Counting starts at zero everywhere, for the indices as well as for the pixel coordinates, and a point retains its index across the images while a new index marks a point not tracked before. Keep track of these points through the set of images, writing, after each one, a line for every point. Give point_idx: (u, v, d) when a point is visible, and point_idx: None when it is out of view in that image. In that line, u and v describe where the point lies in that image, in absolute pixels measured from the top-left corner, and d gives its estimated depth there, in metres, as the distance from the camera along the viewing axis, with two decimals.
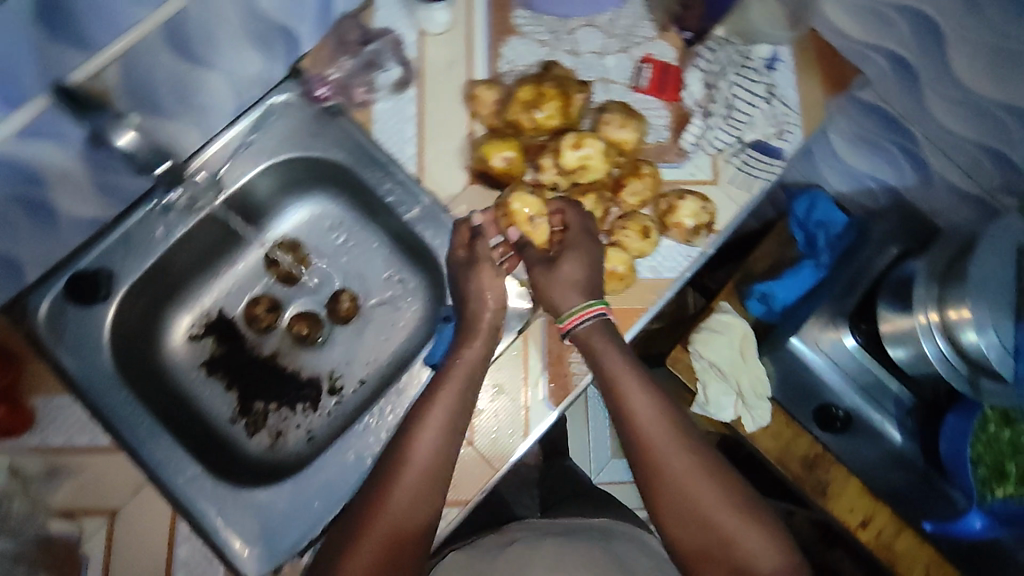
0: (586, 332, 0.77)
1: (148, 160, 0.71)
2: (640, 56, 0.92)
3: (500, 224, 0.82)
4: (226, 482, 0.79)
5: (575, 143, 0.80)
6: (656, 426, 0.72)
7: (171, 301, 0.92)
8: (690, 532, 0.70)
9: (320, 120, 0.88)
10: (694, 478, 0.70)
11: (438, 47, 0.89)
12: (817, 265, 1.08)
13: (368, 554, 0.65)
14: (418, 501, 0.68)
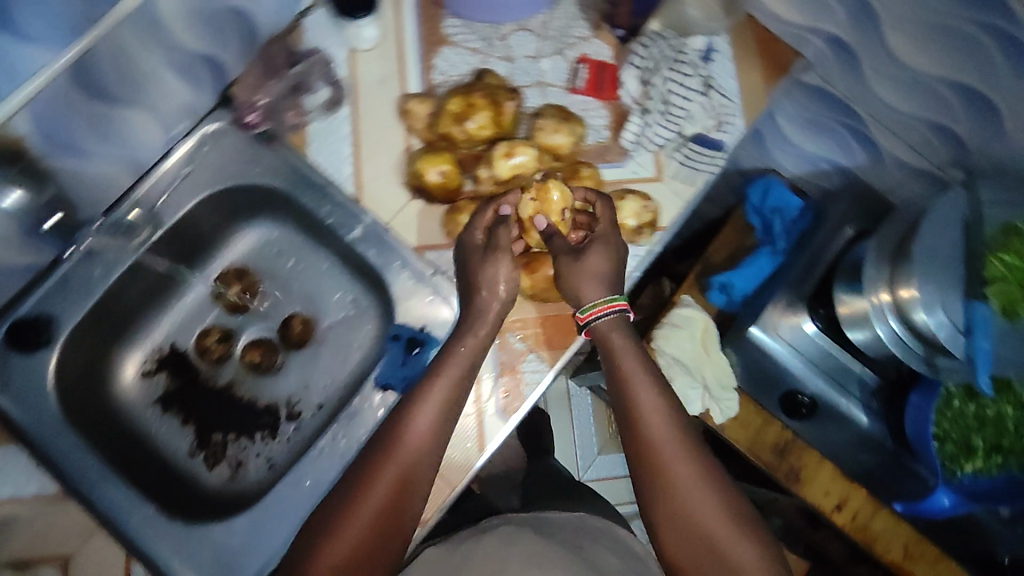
0: (606, 326, 0.77)
1: (36, 215, 0.77)
2: (575, 56, 0.91)
3: (522, 212, 0.80)
4: (181, 519, 0.80)
5: (508, 152, 0.80)
6: (660, 429, 0.73)
7: (120, 340, 0.91)
8: (681, 538, 0.71)
9: (253, 146, 0.87)
10: (694, 485, 0.72)
11: (370, 63, 0.88)
12: (774, 251, 1.08)
13: (353, 535, 0.68)
14: (404, 489, 0.70)
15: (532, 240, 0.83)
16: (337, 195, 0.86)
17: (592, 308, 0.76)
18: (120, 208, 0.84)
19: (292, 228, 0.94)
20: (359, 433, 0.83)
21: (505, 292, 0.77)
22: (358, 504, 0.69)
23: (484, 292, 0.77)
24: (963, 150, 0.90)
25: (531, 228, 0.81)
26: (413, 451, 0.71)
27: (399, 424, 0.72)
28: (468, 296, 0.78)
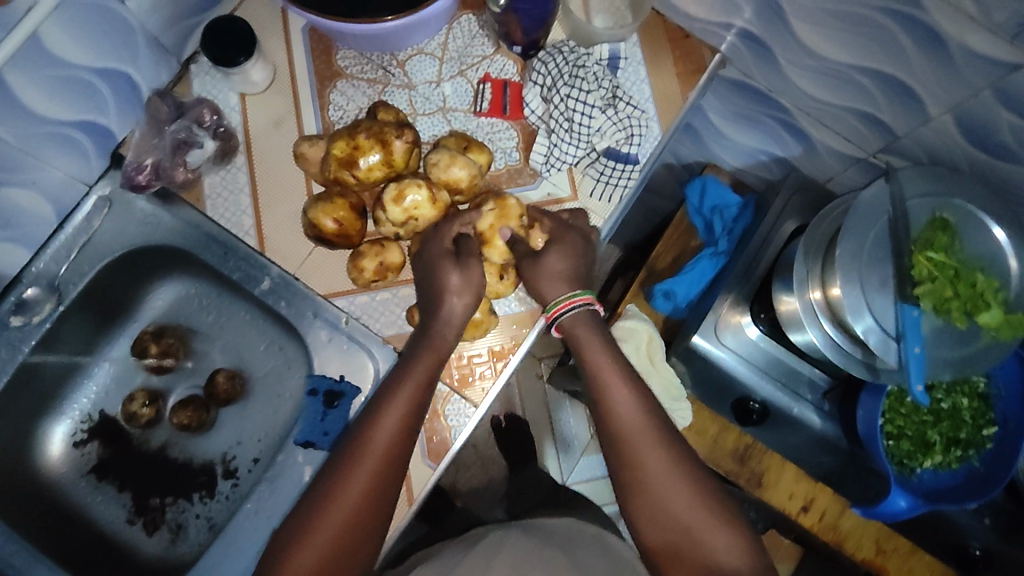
0: (569, 323, 0.76)
1: None
2: (478, 76, 0.88)
3: (482, 225, 0.78)
4: None
5: (398, 194, 0.77)
6: (633, 421, 0.71)
7: (43, 415, 0.89)
8: (658, 532, 0.69)
9: (153, 207, 0.85)
10: (671, 476, 0.69)
11: (262, 107, 0.86)
12: (716, 253, 1.04)
13: (318, 550, 0.65)
14: (373, 500, 0.67)
15: (496, 251, 0.79)
16: (240, 250, 0.84)
17: (558, 303, 0.75)
18: (17, 287, 0.81)
19: (205, 281, 0.91)
20: (285, 492, 0.80)
21: (472, 297, 0.74)
22: (325, 517, 0.66)
23: (451, 297, 0.73)
24: (892, 137, 0.85)
25: (495, 238, 0.78)
26: (381, 457, 0.68)
27: (366, 431, 0.69)
28: (434, 304, 0.74)
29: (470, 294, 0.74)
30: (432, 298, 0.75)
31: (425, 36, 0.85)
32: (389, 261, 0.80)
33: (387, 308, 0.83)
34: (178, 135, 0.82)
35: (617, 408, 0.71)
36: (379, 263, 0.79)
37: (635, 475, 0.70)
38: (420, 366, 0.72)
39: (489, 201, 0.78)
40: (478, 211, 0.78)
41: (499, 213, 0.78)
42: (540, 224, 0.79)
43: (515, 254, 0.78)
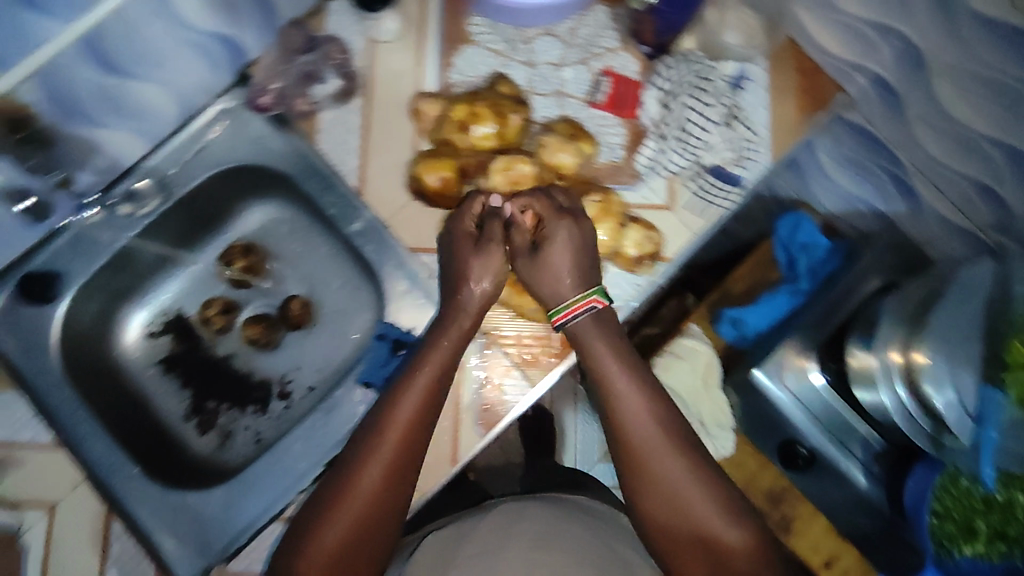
0: (583, 325, 0.73)
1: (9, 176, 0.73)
2: (599, 68, 0.88)
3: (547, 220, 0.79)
4: (159, 481, 0.80)
5: (507, 166, 0.79)
6: (645, 426, 0.67)
7: (125, 302, 0.93)
8: (687, 555, 0.64)
9: (265, 129, 0.87)
10: (691, 486, 0.65)
11: (388, 55, 0.88)
12: (794, 290, 1.03)
13: (339, 531, 0.63)
14: (395, 478, 0.65)
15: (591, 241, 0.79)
16: (343, 187, 0.86)
17: (563, 305, 0.74)
18: (131, 177, 0.86)
19: (300, 209, 0.94)
20: (339, 426, 0.82)
21: (491, 285, 0.75)
22: (342, 500, 0.64)
23: (469, 284, 0.75)
24: (1009, 215, 0.82)
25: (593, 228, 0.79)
26: (401, 432, 0.66)
27: (386, 406, 0.68)
28: (452, 292, 0.76)
29: (488, 279, 0.75)
30: (451, 285, 0.77)
31: (551, 20, 0.86)
32: None
33: None
34: (303, 67, 0.86)
35: (629, 419, 0.68)
36: None
37: (657, 484, 0.66)
38: (435, 351, 0.72)
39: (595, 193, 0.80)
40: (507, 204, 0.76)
41: (603, 205, 0.79)
42: (536, 210, 0.76)
43: (514, 240, 0.76)
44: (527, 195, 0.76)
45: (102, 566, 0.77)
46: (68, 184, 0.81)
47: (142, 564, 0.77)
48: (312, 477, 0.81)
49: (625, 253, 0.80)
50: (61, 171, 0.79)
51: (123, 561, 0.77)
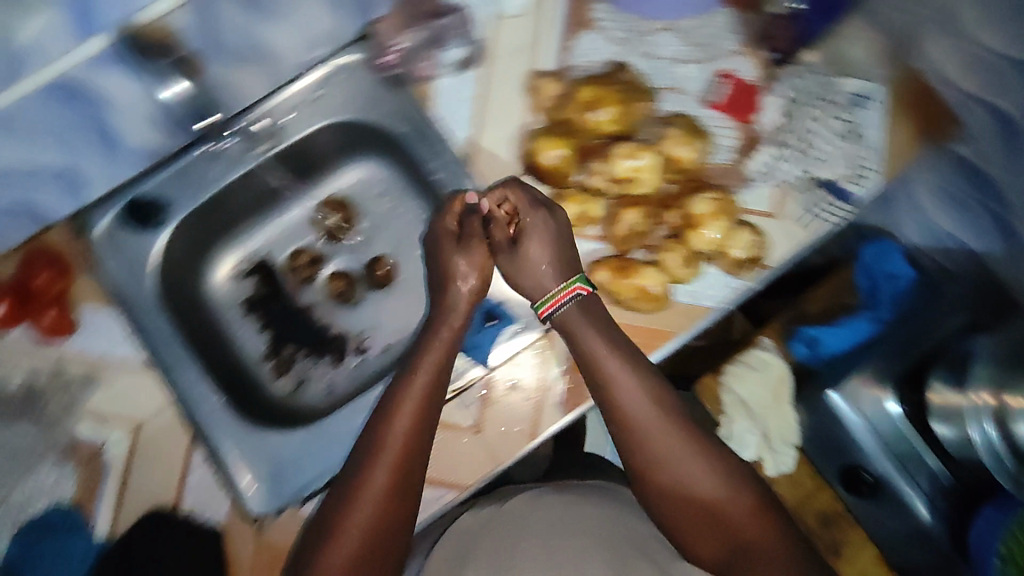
0: (572, 314, 0.74)
1: (139, 100, 0.74)
2: (718, 69, 0.87)
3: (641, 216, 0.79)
4: (244, 422, 0.81)
5: (630, 152, 0.79)
6: (646, 416, 0.70)
7: (220, 239, 0.95)
8: (700, 533, 0.68)
9: (379, 89, 0.88)
10: (694, 467, 0.68)
11: (511, 30, 0.87)
12: (877, 319, 1.01)
13: (368, 508, 0.67)
14: (411, 454, 0.69)
15: (701, 239, 0.77)
16: (449, 155, 0.86)
17: (546, 296, 0.76)
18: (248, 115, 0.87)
19: (399, 170, 0.95)
20: None
21: (477, 279, 0.78)
22: (364, 481, 0.68)
23: (457, 281, 0.79)
24: None
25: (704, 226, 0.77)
26: (410, 415, 0.70)
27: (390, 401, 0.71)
28: (441, 288, 0.80)
29: (474, 276, 0.79)
30: (439, 283, 0.80)
31: (671, 16, 0.87)
32: (589, 212, 0.80)
33: None
34: (438, 29, 0.85)
35: (631, 413, 0.70)
36: (579, 212, 0.80)
37: (663, 470, 0.69)
38: (434, 343, 0.76)
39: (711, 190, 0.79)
40: (488, 200, 0.80)
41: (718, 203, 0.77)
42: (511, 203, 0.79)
43: (493, 235, 0.80)
44: (504, 186, 0.79)
45: (181, 491, 0.78)
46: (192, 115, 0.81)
47: (218, 497, 0.78)
48: None
49: (732, 256, 0.78)
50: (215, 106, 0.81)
51: (202, 490, 0.78)
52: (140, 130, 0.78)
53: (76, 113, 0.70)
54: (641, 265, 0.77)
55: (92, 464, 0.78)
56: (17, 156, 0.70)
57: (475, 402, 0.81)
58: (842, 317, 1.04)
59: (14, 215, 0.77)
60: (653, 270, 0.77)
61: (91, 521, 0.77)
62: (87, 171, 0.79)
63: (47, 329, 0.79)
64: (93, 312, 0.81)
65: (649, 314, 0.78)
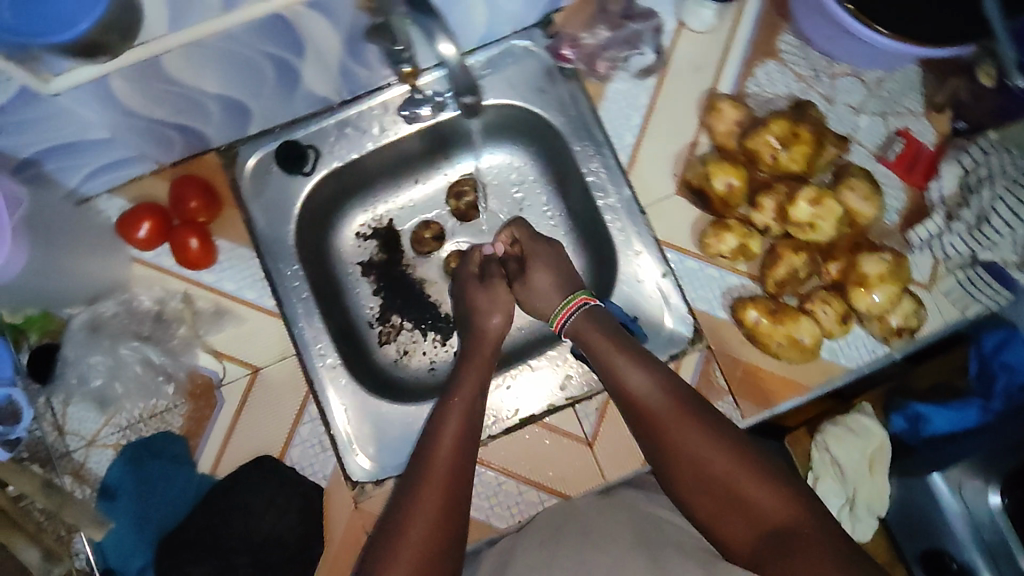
0: (581, 320, 0.75)
1: (329, 47, 0.72)
2: (896, 126, 0.84)
3: (799, 265, 0.76)
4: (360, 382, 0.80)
5: (814, 198, 0.73)
6: (650, 394, 0.67)
7: (350, 197, 0.91)
8: (725, 519, 0.60)
9: (551, 78, 0.85)
10: (700, 441, 0.63)
11: (693, 45, 0.85)
12: (984, 409, 0.76)
13: (427, 516, 0.62)
14: (461, 462, 0.66)
15: (864, 300, 0.74)
16: (609, 160, 0.84)
17: (557, 312, 0.77)
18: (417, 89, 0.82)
19: (549, 164, 0.92)
20: (541, 391, 0.81)
21: (499, 316, 0.80)
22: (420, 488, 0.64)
23: (484, 314, 0.80)
24: None
25: (874, 288, 0.74)
26: (456, 429, 0.68)
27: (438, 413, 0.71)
28: (469, 322, 0.81)
29: (498, 312, 0.80)
30: (467, 323, 0.82)
31: (863, 64, 0.84)
32: (748, 248, 0.78)
33: (710, 284, 0.81)
34: (631, 35, 0.84)
35: (636, 393, 0.68)
36: (739, 246, 0.77)
37: (670, 451, 0.64)
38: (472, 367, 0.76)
39: (885, 250, 0.74)
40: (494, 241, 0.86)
41: (892, 267, 0.74)
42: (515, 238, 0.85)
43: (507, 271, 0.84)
44: (507, 227, 0.86)
45: (289, 441, 0.78)
46: (362, 72, 0.80)
47: (325, 454, 0.79)
48: (507, 427, 0.80)
49: (888, 322, 0.75)
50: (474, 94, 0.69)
51: (308, 443, 0.79)
52: (315, 75, 0.76)
53: (271, 46, 0.68)
54: (799, 315, 0.75)
55: (207, 395, 0.79)
56: (205, 82, 0.69)
57: (593, 415, 0.81)
58: (949, 400, 0.78)
59: (179, 137, 0.77)
60: (808, 321, 0.75)
61: (195, 453, 0.78)
62: (255, 106, 0.77)
63: (191, 257, 0.78)
64: (233, 246, 0.82)
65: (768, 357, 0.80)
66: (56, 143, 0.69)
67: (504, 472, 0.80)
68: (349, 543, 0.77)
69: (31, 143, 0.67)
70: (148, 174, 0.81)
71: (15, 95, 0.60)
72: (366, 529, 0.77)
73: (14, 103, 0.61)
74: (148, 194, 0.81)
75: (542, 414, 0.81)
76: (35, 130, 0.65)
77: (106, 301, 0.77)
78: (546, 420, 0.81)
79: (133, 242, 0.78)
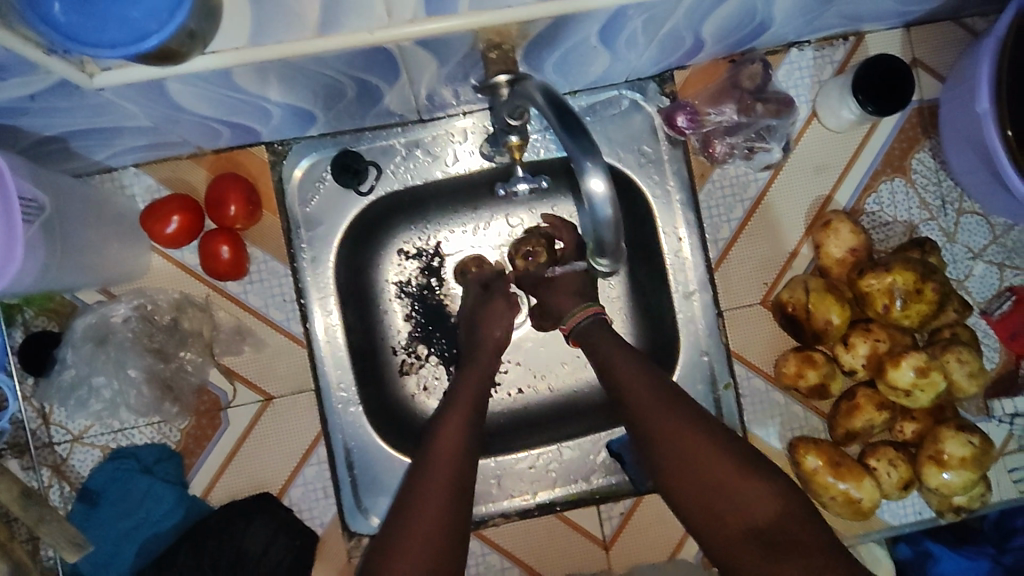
0: (587, 327, 0.65)
1: (423, 76, 0.62)
2: (1011, 282, 0.76)
3: (875, 422, 0.70)
4: (383, 432, 0.74)
5: (922, 365, 0.65)
6: (645, 390, 0.58)
7: (401, 214, 0.77)
8: (718, 528, 0.52)
9: (655, 144, 0.75)
10: (692, 440, 0.54)
11: (819, 142, 0.75)
12: (994, 562, 0.73)
13: (432, 515, 0.56)
14: (463, 465, 0.60)
15: (934, 476, 0.68)
16: (697, 252, 0.75)
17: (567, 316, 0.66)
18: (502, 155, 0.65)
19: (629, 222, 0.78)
20: (565, 479, 0.76)
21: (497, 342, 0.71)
22: (422, 497, 0.57)
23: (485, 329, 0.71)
24: None
25: (951, 469, 0.68)
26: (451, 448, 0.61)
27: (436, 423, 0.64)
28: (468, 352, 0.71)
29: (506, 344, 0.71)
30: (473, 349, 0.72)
31: (996, 211, 0.75)
32: (827, 389, 0.71)
33: (771, 409, 0.75)
34: (761, 127, 0.73)
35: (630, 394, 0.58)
36: (819, 384, 0.70)
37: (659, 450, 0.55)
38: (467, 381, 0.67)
39: (975, 433, 0.68)
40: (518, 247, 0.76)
41: (977, 452, 0.68)
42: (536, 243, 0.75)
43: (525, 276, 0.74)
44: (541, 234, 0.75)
45: (291, 480, 0.73)
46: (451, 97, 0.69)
47: (324, 501, 0.73)
48: (520, 508, 0.75)
49: (951, 499, 0.70)
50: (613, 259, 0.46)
51: (308, 486, 0.73)
52: (400, 96, 0.65)
53: (359, 70, 0.57)
54: (862, 472, 0.69)
55: (210, 414, 0.72)
56: (271, 90, 0.59)
57: (617, 517, 0.76)
58: (960, 543, 0.75)
59: (228, 130, 0.66)
60: (870, 482, 0.69)
61: (188, 474, 0.72)
62: (321, 115, 0.67)
63: (221, 267, 0.69)
64: (268, 258, 0.73)
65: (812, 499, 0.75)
66: (89, 128, 0.59)
67: (509, 556, 0.76)
68: None
69: (61, 126, 0.56)
70: (185, 157, 0.71)
71: (49, 87, 0.49)
72: None
73: (47, 94, 0.51)
74: (182, 179, 0.72)
75: (562, 504, 0.76)
76: (68, 115, 0.55)
77: (118, 303, 0.69)
78: (565, 511, 0.76)
79: (156, 235, 0.69)
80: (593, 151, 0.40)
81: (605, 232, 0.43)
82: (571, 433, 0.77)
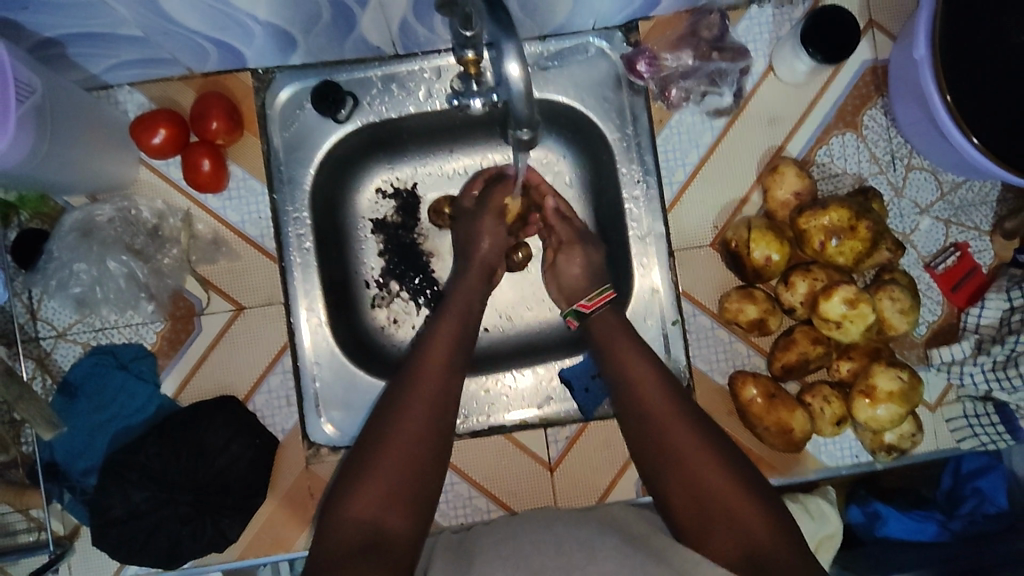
0: (600, 315, 0.71)
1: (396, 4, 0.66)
2: (956, 238, 0.79)
3: (811, 357, 0.73)
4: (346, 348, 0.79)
5: (852, 299, 0.69)
6: (653, 385, 0.64)
7: (378, 151, 0.83)
8: (704, 514, 0.58)
9: (617, 90, 0.79)
10: (691, 434, 0.61)
11: (774, 95, 0.79)
12: (942, 526, 0.76)
13: (414, 425, 0.60)
14: (443, 388, 0.63)
15: (865, 409, 0.71)
16: (653, 193, 0.79)
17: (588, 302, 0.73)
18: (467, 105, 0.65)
19: (589, 166, 0.83)
20: (517, 405, 0.81)
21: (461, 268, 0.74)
22: (397, 416, 0.61)
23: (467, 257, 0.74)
24: None
25: (881, 403, 0.71)
26: (434, 375, 0.63)
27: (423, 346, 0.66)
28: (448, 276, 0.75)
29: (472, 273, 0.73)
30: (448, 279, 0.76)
31: (944, 166, 0.78)
32: (767, 324, 0.74)
33: (716, 346, 0.79)
34: (714, 71, 0.78)
35: (636, 379, 0.65)
36: (758, 319, 0.74)
37: (663, 440, 0.61)
38: (453, 311, 0.69)
39: (903, 369, 0.71)
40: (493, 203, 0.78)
41: (904, 387, 0.71)
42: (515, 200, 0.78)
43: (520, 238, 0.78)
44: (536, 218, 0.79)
45: (256, 386, 0.77)
46: (424, 33, 0.74)
47: (287, 410, 0.77)
48: (472, 429, 0.81)
49: (882, 436, 0.74)
50: (534, 131, 0.53)
51: (273, 395, 0.77)
52: (375, 24, 0.70)
53: None
54: (795, 404, 0.72)
55: (185, 319, 0.77)
56: (256, 9, 0.63)
57: (562, 442, 0.80)
58: (909, 507, 0.78)
59: (215, 51, 0.71)
60: (803, 414, 0.72)
61: (161, 373, 0.77)
62: (301, 40, 0.72)
63: (201, 179, 0.75)
64: (246, 176, 0.78)
65: (750, 435, 0.78)
66: (81, 31, 0.63)
67: (459, 472, 0.79)
68: (288, 503, 0.77)
69: (56, 27, 0.61)
70: (175, 78, 0.77)
71: None
72: (312, 490, 0.77)
73: None
74: (171, 98, 0.77)
75: (512, 426, 0.81)
76: (64, 15, 0.59)
77: (103, 205, 0.75)
78: (515, 433, 0.80)
79: (144, 146, 0.74)
80: (512, 33, 0.46)
81: (523, 108, 0.49)
82: (524, 362, 0.83)
